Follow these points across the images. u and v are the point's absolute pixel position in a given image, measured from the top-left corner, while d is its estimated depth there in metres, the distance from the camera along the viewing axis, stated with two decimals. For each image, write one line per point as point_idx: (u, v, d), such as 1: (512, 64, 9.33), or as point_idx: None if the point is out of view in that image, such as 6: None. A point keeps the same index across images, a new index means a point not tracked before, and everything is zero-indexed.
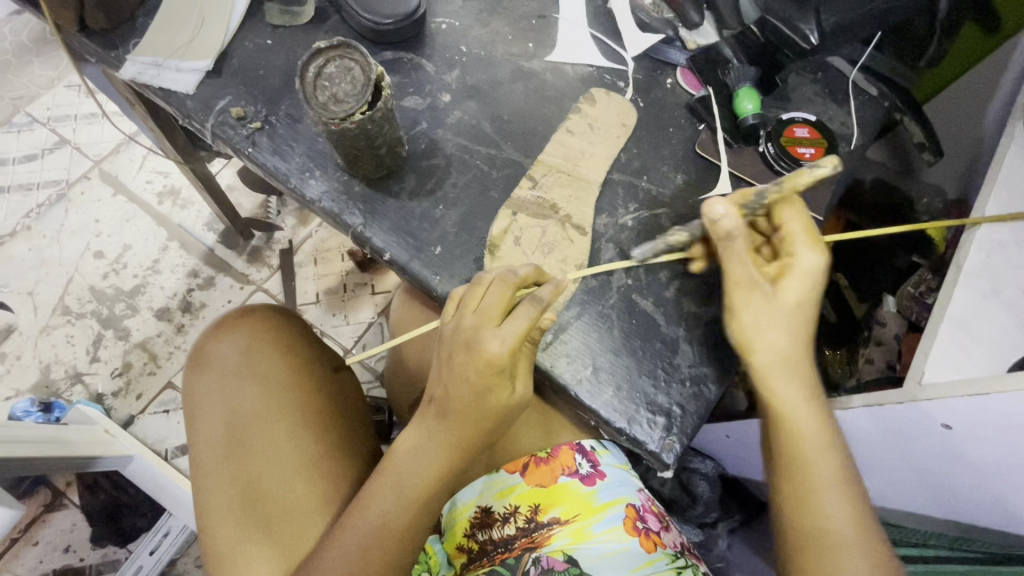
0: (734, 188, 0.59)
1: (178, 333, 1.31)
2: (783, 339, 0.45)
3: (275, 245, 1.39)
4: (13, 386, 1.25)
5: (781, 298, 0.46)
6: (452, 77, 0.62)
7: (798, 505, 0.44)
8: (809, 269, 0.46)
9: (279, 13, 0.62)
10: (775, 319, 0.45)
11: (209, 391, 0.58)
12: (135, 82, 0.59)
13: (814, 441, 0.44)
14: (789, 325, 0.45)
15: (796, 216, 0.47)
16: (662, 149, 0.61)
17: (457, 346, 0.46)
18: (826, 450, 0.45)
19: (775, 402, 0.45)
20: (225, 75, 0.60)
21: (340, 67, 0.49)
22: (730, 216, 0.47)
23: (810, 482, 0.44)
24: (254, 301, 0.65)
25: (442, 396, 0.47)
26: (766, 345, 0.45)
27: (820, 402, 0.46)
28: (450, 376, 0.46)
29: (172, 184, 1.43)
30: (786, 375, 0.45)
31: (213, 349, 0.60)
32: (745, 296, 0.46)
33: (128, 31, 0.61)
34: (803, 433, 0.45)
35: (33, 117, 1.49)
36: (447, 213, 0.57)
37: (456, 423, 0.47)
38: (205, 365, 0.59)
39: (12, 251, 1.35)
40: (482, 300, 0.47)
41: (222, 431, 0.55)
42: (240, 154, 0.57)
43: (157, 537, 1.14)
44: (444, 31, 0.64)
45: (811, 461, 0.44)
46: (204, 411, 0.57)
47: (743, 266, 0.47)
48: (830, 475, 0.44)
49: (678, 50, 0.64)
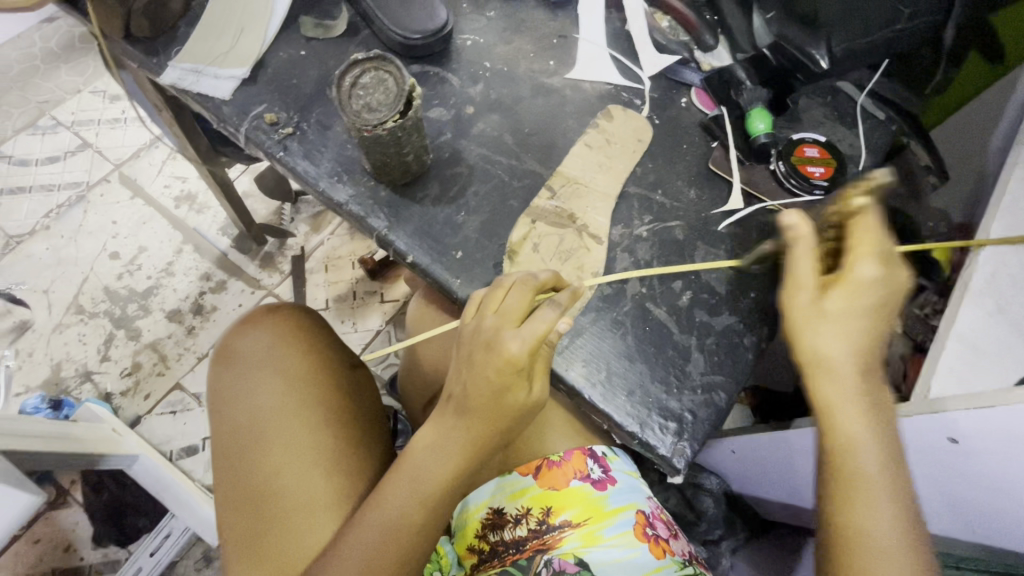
0: (746, 203, 0.61)
1: (188, 335, 1.32)
2: (834, 344, 0.45)
3: (287, 251, 1.41)
4: (25, 382, 1.26)
5: (829, 301, 0.45)
6: (476, 91, 0.65)
7: (840, 504, 0.43)
8: (865, 278, 0.45)
9: (313, 26, 0.65)
10: (830, 321, 0.45)
11: (232, 385, 0.59)
12: (175, 87, 0.62)
13: (861, 444, 0.44)
14: (840, 327, 0.45)
15: (867, 222, 0.46)
16: (677, 164, 0.63)
17: (478, 345, 0.48)
18: (875, 451, 0.44)
19: (827, 404, 0.45)
20: (260, 83, 0.63)
21: (375, 79, 0.52)
22: (799, 224, 0.48)
23: (854, 487, 0.43)
24: (278, 300, 0.67)
25: (461, 393, 0.49)
26: (814, 346, 0.45)
27: (875, 409, 0.45)
28: (470, 375, 0.48)
29: (189, 189, 1.46)
30: (832, 377, 0.45)
31: (237, 344, 0.62)
32: (801, 297, 0.46)
33: (169, 39, 0.64)
34: (850, 435, 0.44)
35: (58, 120, 1.53)
36: (469, 219, 0.59)
37: (474, 420, 0.48)
38: (231, 359, 0.61)
39: (31, 250, 1.38)
40: (503, 303, 0.49)
41: (246, 424, 0.57)
42: (272, 158, 0.60)
43: (158, 538, 1.14)
44: (469, 47, 0.67)
45: (859, 465, 0.43)
46: (227, 405, 0.58)
47: (805, 270, 0.47)
48: (877, 479, 0.43)
49: (694, 70, 0.67)
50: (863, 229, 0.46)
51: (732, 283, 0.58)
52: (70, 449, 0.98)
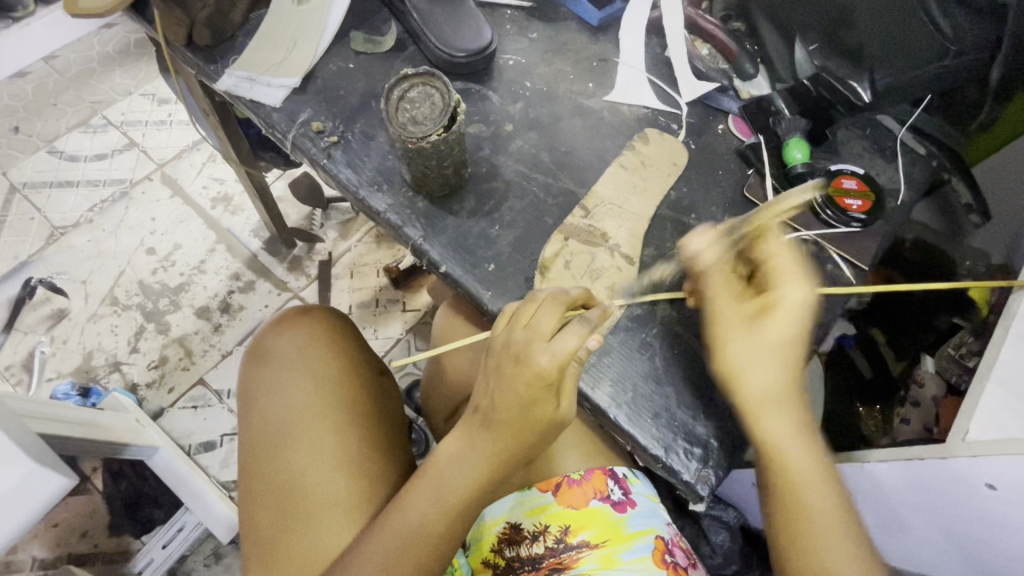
0: (781, 232, 0.61)
1: (214, 332, 1.36)
2: (762, 371, 0.47)
3: (315, 256, 1.45)
4: (57, 368, 1.31)
5: (733, 333, 0.49)
6: (516, 109, 0.66)
7: (795, 539, 0.45)
8: (790, 304, 0.48)
9: (363, 41, 0.68)
10: (763, 358, 0.48)
11: (264, 383, 0.61)
12: (229, 93, 0.64)
13: (806, 476, 0.46)
14: (771, 361, 0.48)
15: (780, 251, 0.50)
16: (712, 189, 0.63)
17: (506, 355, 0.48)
18: (810, 464, 0.47)
19: (770, 439, 0.47)
20: (310, 93, 0.65)
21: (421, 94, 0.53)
22: (706, 252, 0.52)
23: (807, 519, 0.45)
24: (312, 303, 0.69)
25: (488, 403, 0.49)
26: (743, 374, 0.48)
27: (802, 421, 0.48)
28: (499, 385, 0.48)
29: (226, 191, 1.51)
30: (772, 415, 0.47)
31: (272, 344, 0.63)
32: (722, 327, 0.50)
33: (227, 48, 0.67)
34: (793, 466, 0.46)
35: (108, 120, 1.60)
36: (501, 233, 0.60)
37: (501, 431, 0.48)
38: (264, 358, 0.63)
39: (73, 241, 1.44)
40: (533, 318, 0.49)
41: (276, 423, 0.58)
42: (316, 165, 0.62)
43: (171, 531, 1.16)
44: (511, 67, 0.69)
45: (803, 494, 0.46)
46: (257, 403, 0.60)
47: (721, 302, 0.50)
48: (828, 510, 0.46)
49: (731, 98, 0.67)
50: (778, 257, 0.50)
51: None
52: (99, 437, 1.01)
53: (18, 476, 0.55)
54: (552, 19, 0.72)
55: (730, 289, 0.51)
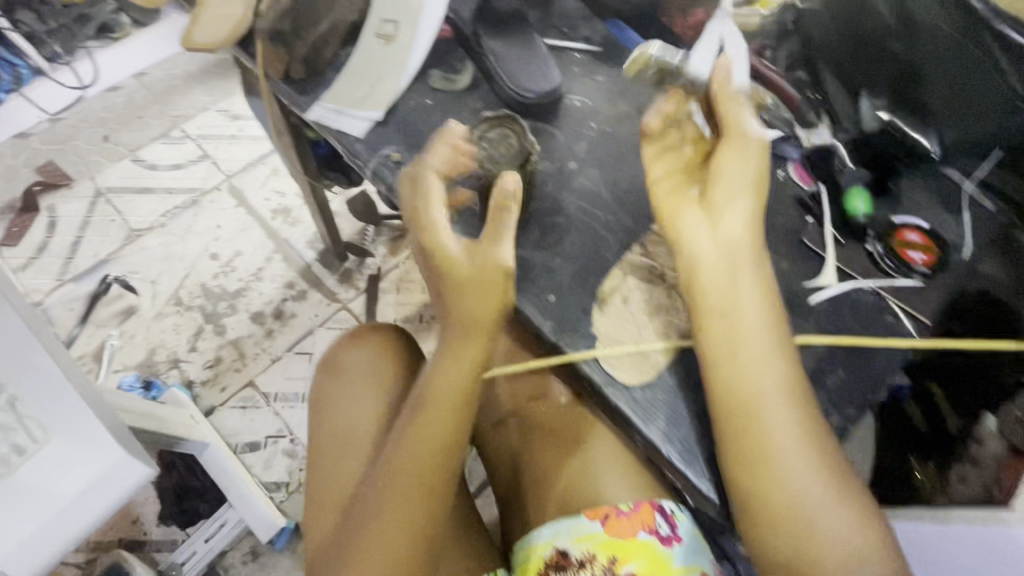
0: (840, 280, 0.62)
1: (267, 337, 1.43)
2: (736, 234, 0.54)
3: (364, 270, 1.51)
4: (122, 361, 1.41)
5: (670, 201, 0.58)
6: (580, 148, 0.70)
7: (727, 409, 0.50)
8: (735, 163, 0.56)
9: (441, 79, 0.73)
10: (739, 198, 0.55)
11: (331, 394, 0.68)
12: (318, 123, 0.71)
13: (746, 335, 0.51)
14: (747, 202, 0.55)
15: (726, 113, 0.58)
16: (770, 234, 0.64)
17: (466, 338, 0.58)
18: (771, 357, 0.51)
19: (693, 287, 0.54)
20: (390, 126, 0.70)
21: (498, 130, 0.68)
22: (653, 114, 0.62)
23: (742, 390, 0.50)
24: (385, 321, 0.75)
25: (434, 381, 0.58)
26: (722, 227, 0.54)
27: (761, 291, 0.53)
28: (447, 364, 0.58)
29: (287, 204, 1.60)
30: (726, 271, 0.53)
31: (344, 356, 0.70)
32: (667, 172, 0.60)
33: (318, 80, 0.73)
34: (736, 327, 0.52)
35: (185, 133, 1.72)
36: (563, 264, 0.62)
37: (428, 408, 0.57)
38: (335, 369, 0.69)
39: (146, 244, 1.55)
40: (469, 296, 0.57)
41: (333, 427, 0.66)
42: (393, 193, 0.67)
43: (213, 526, 1.21)
44: (576, 107, 0.72)
45: (742, 356, 0.51)
46: (320, 408, 0.67)
47: (664, 164, 0.61)
48: (772, 368, 0.50)
49: (793, 146, 0.68)
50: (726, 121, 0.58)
51: (818, 361, 0.58)
52: (158, 427, 1.05)
53: (112, 460, 0.62)
54: (618, 63, 0.76)
55: (672, 173, 0.60)
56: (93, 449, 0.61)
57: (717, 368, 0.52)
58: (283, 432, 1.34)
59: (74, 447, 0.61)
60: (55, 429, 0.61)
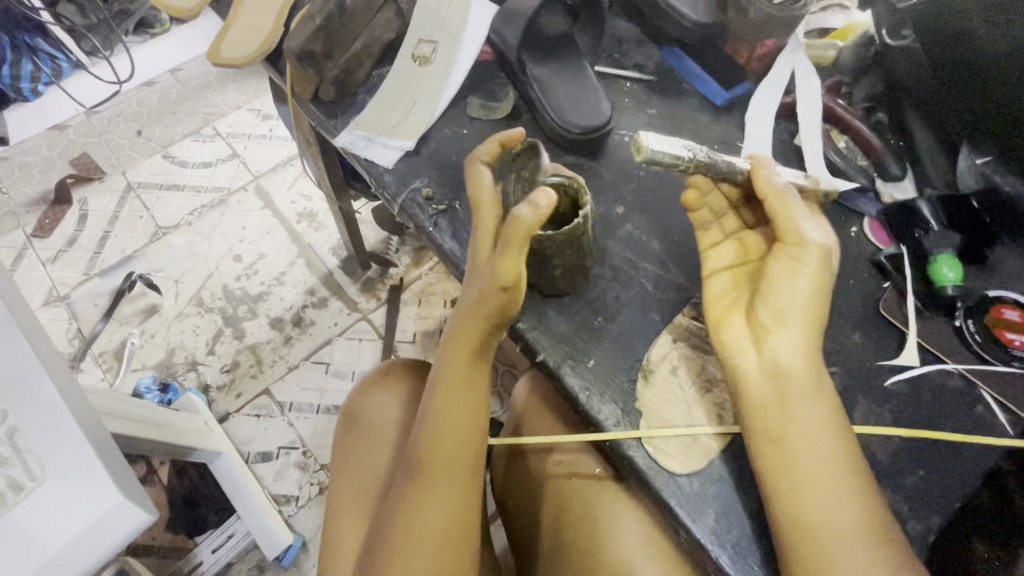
0: (921, 361, 0.54)
1: (285, 344, 1.39)
2: (788, 347, 0.48)
3: (387, 280, 1.46)
4: (142, 360, 1.36)
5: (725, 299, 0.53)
6: (628, 189, 0.63)
7: (794, 523, 0.44)
8: (795, 247, 0.50)
9: (478, 106, 0.68)
10: (794, 312, 0.49)
11: (355, 446, 0.69)
12: (347, 151, 0.66)
13: (809, 441, 0.46)
14: (804, 317, 0.49)
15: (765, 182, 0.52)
16: (842, 300, 0.57)
17: (449, 390, 0.55)
18: (828, 456, 0.46)
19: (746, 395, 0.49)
20: (422, 156, 0.65)
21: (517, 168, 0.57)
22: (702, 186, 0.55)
23: (807, 500, 0.45)
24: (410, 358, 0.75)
25: (434, 437, 0.55)
26: (772, 342, 0.48)
27: (829, 406, 0.47)
28: (440, 418, 0.55)
29: (312, 208, 1.56)
30: (785, 382, 0.47)
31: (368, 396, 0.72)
32: (724, 264, 0.55)
33: (349, 104, 0.69)
34: (796, 433, 0.46)
35: (216, 131, 1.67)
36: (610, 324, 0.56)
37: (448, 452, 0.54)
38: (355, 420, 0.71)
39: (172, 241, 1.51)
40: (452, 348, 0.56)
41: (355, 483, 0.66)
42: (422, 231, 0.62)
43: (221, 537, 1.19)
44: (626, 143, 0.66)
45: (805, 465, 0.45)
46: (343, 461, 0.68)
47: (722, 253, 0.55)
48: (839, 477, 0.45)
49: (870, 201, 0.61)
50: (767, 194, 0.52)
51: (897, 454, 0.51)
52: (163, 436, 0.96)
53: (108, 506, 0.56)
54: (673, 95, 0.69)
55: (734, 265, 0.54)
56: (89, 494, 0.56)
57: (776, 489, 0.46)
58: (296, 444, 1.29)
59: (67, 489, 0.56)
60: (52, 468, 0.56)
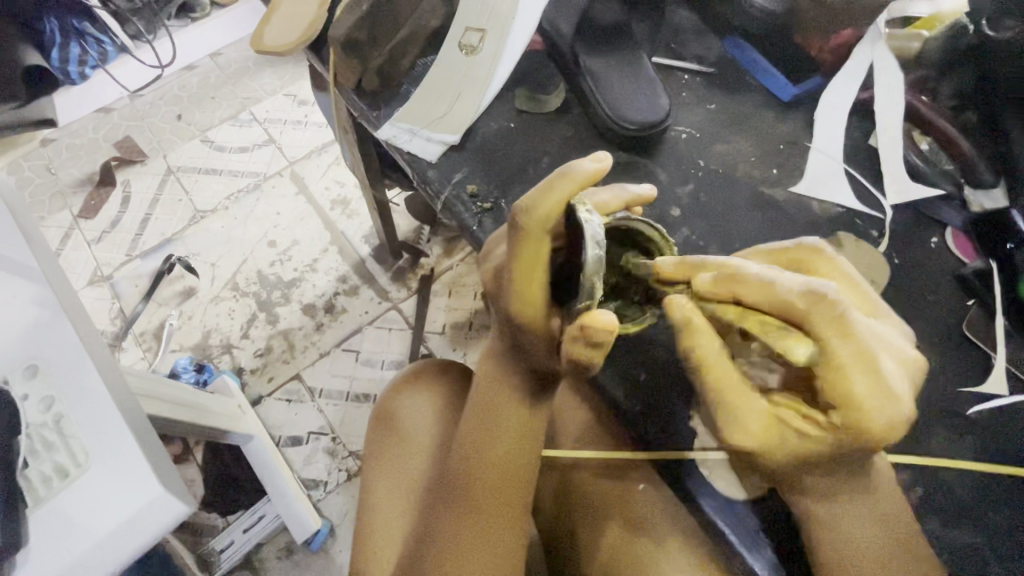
0: (1010, 388, 0.50)
1: (317, 330, 1.40)
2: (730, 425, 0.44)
3: (418, 269, 1.45)
4: (179, 341, 1.39)
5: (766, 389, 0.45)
6: (684, 191, 0.60)
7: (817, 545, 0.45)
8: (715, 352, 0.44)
9: (526, 99, 0.64)
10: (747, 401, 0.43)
11: (388, 451, 0.67)
12: (389, 143, 0.63)
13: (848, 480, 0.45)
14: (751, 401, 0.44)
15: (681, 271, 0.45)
16: (919, 319, 0.53)
17: (504, 430, 0.54)
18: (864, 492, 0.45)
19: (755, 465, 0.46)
20: (467, 151, 0.63)
21: (585, 306, 0.43)
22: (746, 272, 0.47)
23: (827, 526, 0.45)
24: (444, 360, 0.73)
25: (485, 465, 0.54)
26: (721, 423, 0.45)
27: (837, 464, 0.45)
28: (491, 446, 0.54)
29: (346, 195, 1.55)
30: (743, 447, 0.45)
31: (399, 404, 0.70)
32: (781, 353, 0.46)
33: (391, 94, 0.66)
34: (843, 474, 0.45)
35: (254, 116, 1.68)
36: (661, 337, 0.55)
37: (500, 481, 0.54)
38: (389, 421, 0.69)
39: (209, 226, 1.52)
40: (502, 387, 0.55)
41: (390, 491, 0.65)
42: (465, 230, 0.60)
43: (252, 517, 1.20)
44: (683, 140, 0.62)
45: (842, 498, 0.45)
46: (376, 464, 0.67)
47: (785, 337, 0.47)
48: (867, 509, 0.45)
49: (956, 209, 0.57)
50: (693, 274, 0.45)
51: (977, 491, 0.48)
52: (203, 420, 0.99)
53: (149, 498, 0.56)
54: (735, 88, 0.65)
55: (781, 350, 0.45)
56: (130, 484, 0.56)
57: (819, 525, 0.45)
58: (325, 430, 1.30)
59: (108, 478, 0.56)
60: (94, 454, 0.57)
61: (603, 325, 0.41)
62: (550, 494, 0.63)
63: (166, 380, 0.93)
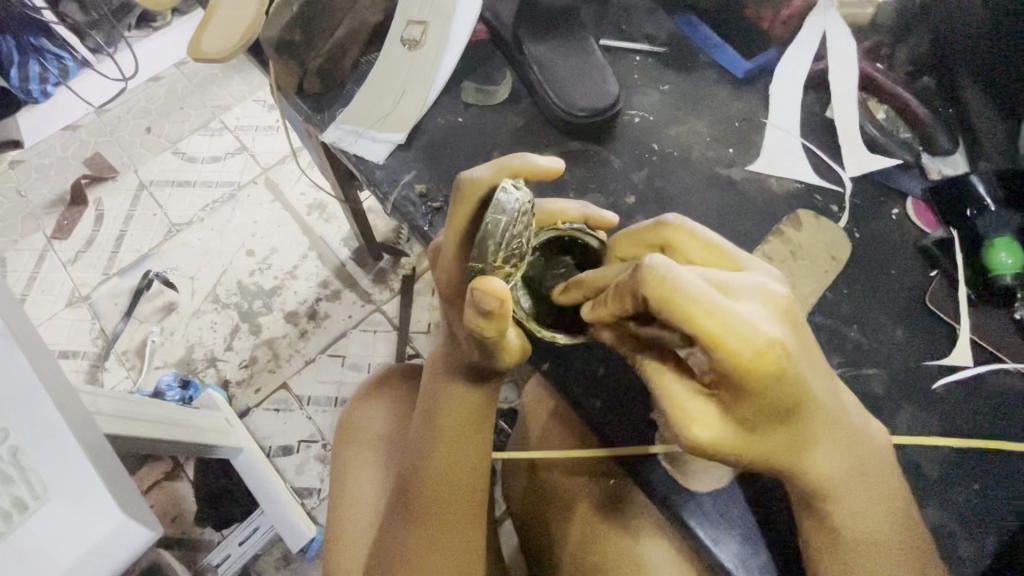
0: (976, 359, 0.49)
1: (301, 338, 1.38)
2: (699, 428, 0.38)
3: (400, 270, 1.43)
4: (162, 358, 1.37)
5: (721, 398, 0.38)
6: (639, 176, 0.58)
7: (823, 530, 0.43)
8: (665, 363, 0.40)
9: (474, 92, 0.62)
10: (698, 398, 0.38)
11: (350, 463, 0.66)
12: (335, 146, 0.61)
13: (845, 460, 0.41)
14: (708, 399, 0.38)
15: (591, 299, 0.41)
16: (882, 294, 0.52)
17: (443, 436, 0.53)
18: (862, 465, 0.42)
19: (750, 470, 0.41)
20: (414, 150, 0.61)
21: (478, 269, 0.43)
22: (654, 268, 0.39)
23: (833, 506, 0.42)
24: (402, 365, 0.72)
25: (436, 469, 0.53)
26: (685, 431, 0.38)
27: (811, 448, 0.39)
28: (441, 449, 0.53)
29: (322, 199, 1.53)
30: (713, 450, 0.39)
31: (358, 415, 0.69)
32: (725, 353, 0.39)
33: (336, 96, 0.64)
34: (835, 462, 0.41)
35: (224, 124, 1.64)
36: None
37: (454, 482, 0.53)
38: (350, 433, 0.68)
39: (185, 238, 1.50)
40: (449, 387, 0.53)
41: (354, 507, 0.63)
42: (416, 231, 0.58)
43: (247, 529, 1.17)
44: (637, 125, 0.60)
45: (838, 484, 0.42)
46: (340, 478, 0.66)
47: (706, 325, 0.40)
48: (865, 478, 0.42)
49: (915, 178, 0.55)
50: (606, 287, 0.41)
51: (945, 466, 0.47)
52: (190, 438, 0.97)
53: (114, 526, 0.54)
54: (690, 67, 0.63)
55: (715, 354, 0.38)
56: (92, 514, 0.54)
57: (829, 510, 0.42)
58: (316, 437, 1.29)
59: (70, 510, 0.54)
60: (53, 487, 0.55)
61: (486, 287, 0.39)
62: (520, 490, 0.64)
63: (150, 400, 0.91)
